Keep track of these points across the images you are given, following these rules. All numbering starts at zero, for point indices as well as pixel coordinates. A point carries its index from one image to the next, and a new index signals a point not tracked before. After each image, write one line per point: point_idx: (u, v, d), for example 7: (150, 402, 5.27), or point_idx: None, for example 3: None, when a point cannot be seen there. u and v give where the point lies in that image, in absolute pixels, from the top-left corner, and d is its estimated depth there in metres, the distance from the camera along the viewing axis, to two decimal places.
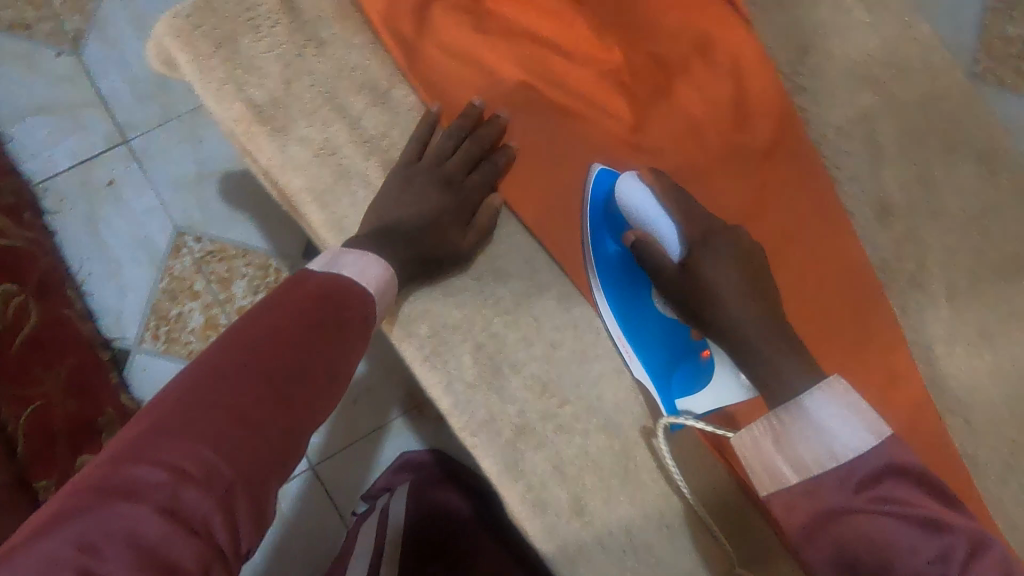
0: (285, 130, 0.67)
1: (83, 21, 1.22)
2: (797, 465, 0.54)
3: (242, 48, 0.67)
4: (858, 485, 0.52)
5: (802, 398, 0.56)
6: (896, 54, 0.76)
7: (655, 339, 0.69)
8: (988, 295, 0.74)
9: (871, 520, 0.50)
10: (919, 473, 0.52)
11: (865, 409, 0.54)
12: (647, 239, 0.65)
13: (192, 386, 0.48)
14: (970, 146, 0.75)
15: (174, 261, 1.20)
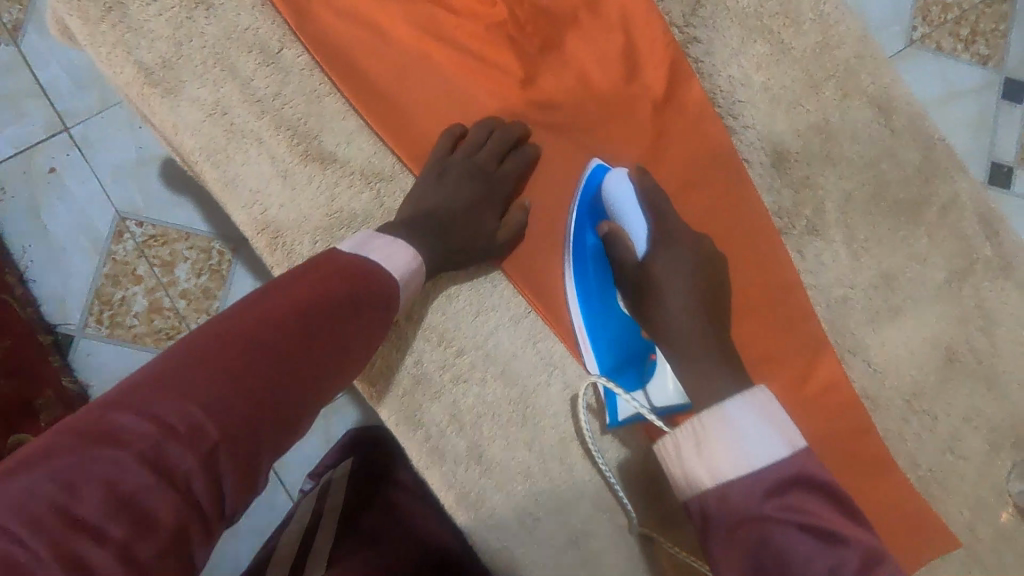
0: (176, 92, 0.68)
1: (22, 12, 1.21)
2: (715, 470, 0.53)
3: (131, 11, 0.68)
4: (769, 493, 0.51)
5: (723, 405, 0.56)
6: (789, 3, 0.77)
7: (613, 334, 0.70)
8: (885, 237, 0.75)
9: (776, 528, 0.49)
10: (826, 488, 0.53)
11: (783, 423, 0.55)
12: (620, 232, 0.67)
13: (200, 340, 0.45)
14: (862, 92, 0.77)
15: (117, 246, 1.21)
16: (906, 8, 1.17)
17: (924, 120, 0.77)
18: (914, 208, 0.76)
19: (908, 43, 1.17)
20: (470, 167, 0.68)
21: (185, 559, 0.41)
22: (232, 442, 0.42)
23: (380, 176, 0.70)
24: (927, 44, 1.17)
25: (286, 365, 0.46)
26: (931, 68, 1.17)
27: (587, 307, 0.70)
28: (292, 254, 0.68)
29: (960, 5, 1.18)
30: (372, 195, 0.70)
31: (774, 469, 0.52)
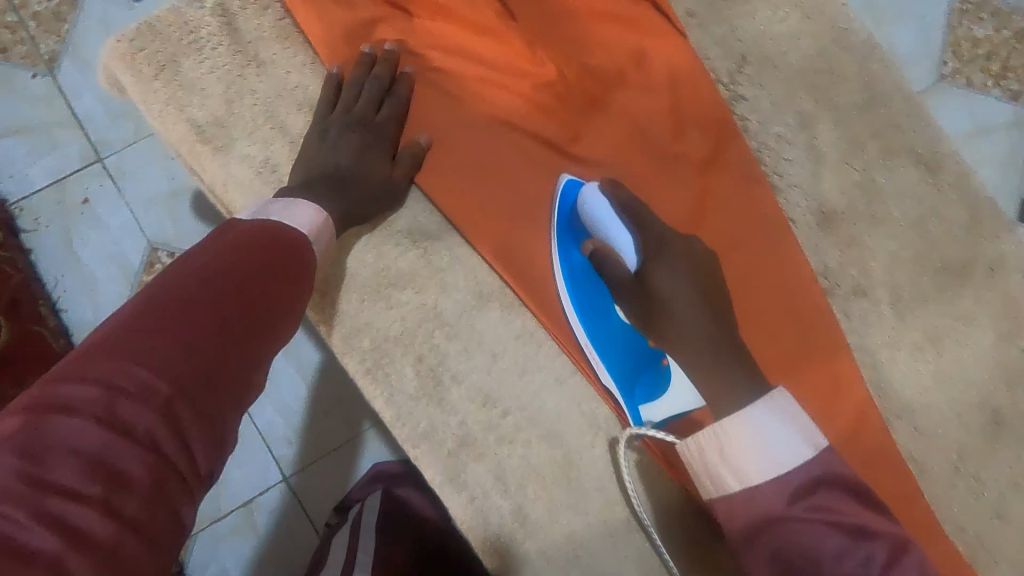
0: (227, 149, 0.69)
1: (59, 43, 1.21)
2: (740, 473, 0.52)
3: (184, 69, 0.68)
4: (792, 495, 0.50)
5: (744, 411, 0.54)
6: (834, 61, 0.76)
7: (620, 348, 0.70)
8: (933, 299, 0.74)
9: (800, 528, 0.48)
10: (848, 479, 0.52)
11: (806, 422, 0.53)
12: (606, 250, 0.67)
13: (128, 307, 0.42)
14: (910, 150, 0.76)
15: (148, 276, 1.20)
16: (936, 44, 1.17)
17: (971, 179, 0.77)
18: (962, 269, 0.75)
19: (938, 78, 1.18)
20: (356, 136, 0.68)
21: (169, 515, 0.39)
22: (186, 393, 0.40)
23: (426, 235, 0.70)
24: (957, 80, 1.17)
25: (228, 317, 0.44)
26: (963, 105, 1.16)
27: (587, 324, 0.70)
28: (339, 313, 0.68)
29: (991, 40, 1.18)
30: (418, 253, 0.70)
31: (795, 471, 0.51)
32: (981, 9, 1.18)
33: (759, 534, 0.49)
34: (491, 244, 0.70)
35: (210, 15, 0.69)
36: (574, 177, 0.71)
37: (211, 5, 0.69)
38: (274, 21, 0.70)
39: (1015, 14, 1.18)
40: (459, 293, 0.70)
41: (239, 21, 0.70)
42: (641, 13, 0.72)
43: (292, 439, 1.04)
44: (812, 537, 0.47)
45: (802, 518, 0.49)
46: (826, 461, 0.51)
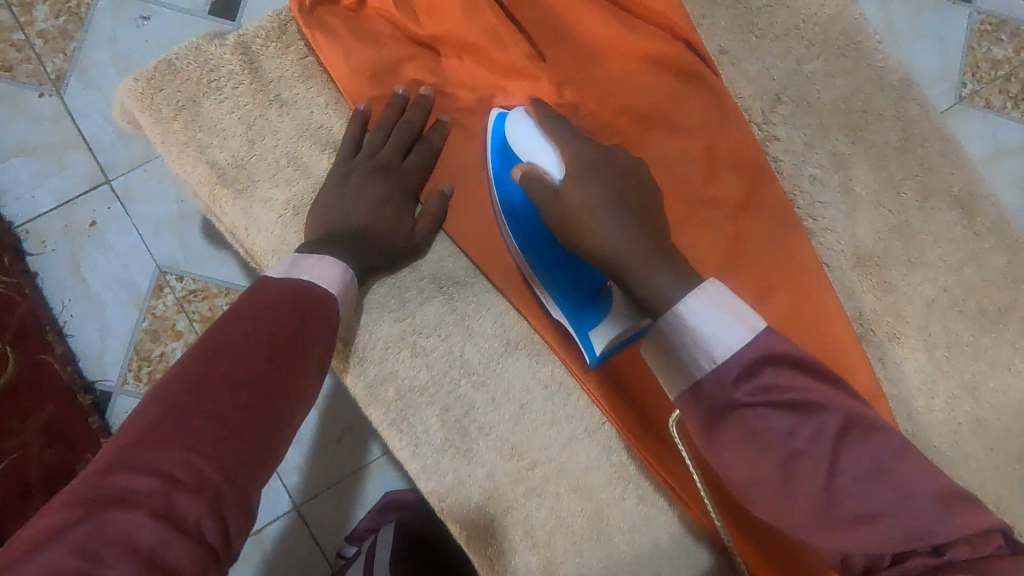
0: (247, 192, 0.66)
1: (66, 61, 1.15)
2: (685, 369, 0.48)
3: (204, 109, 0.66)
4: (735, 376, 0.45)
5: (676, 307, 0.49)
6: (871, 100, 0.74)
7: (565, 274, 0.64)
8: (969, 346, 0.73)
9: (747, 416, 0.45)
10: (795, 352, 0.46)
11: (740, 308, 0.47)
12: (533, 172, 0.60)
13: (172, 389, 0.43)
14: (947, 192, 0.74)
15: (156, 300, 1.15)
16: (954, 65, 1.15)
17: (1008, 221, 0.75)
18: (999, 315, 0.73)
19: (957, 99, 1.15)
20: (378, 183, 0.65)
21: None
22: (233, 479, 0.41)
23: (453, 280, 0.69)
24: (977, 101, 1.15)
25: (271, 397, 0.46)
26: (986, 130, 1.14)
27: (533, 259, 0.65)
28: (364, 361, 0.66)
29: (1011, 61, 1.16)
30: (445, 300, 0.68)
31: (736, 357, 0.45)
32: (1000, 30, 1.16)
33: (714, 430, 0.47)
34: (520, 290, 0.67)
35: (231, 53, 0.67)
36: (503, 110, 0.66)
37: (232, 43, 0.68)
38: (297, 60, 0.68)
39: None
40: (486, 341, 0.68)
41: (261, 60, 0.68)
42: (673, 52, 0.69)
43: (302, 466, 0.99)
44: (760, 425, 0.44)
45: (749, 403, 0.45)
46: (763, 342, 0.46)
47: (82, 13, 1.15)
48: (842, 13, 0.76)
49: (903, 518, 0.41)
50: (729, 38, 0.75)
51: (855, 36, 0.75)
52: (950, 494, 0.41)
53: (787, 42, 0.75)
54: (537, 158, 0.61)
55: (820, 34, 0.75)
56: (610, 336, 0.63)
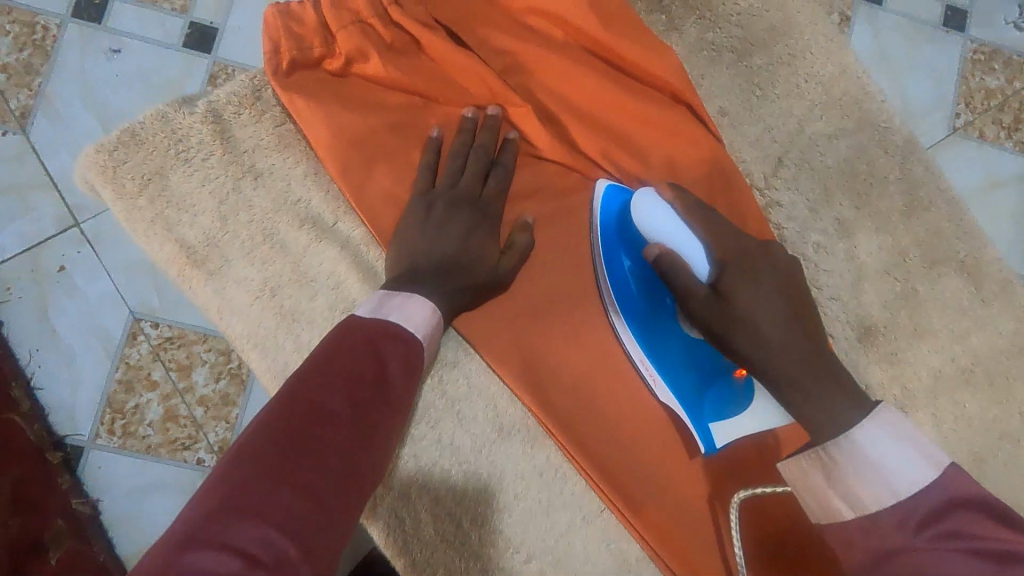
0: (220, 272, 0.62)
1: (31, 96, 0.96)
2: (851, 500, 0.45)
3: (172, 183, 0.62)
4: (919, 521, 0.42)
5: (849, 433, 0.47)
6: (875, 164, 0.72)
7: (680, 356, 0.62)
8: (978, 419, 0.70)
9: (928, 558, 0.41)
10: (984, 496, 0.42)
11: (922, 442, 0.45)
12: (670, 258, 0.57)
13: (257, 453, 0.41)
14: (953, 258, 0.72)
15: (129, 349, 0.96)
16: (947, 96, 1.10)
17: (1016, 287, 0.72)
18: (1008, 385, 0.71)
19: (950, 130, 1.10)
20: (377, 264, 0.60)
21: None
22: (316, 553, 0.38)
23: (443, 362, 0.65)
24: (970, 132, 1.10)
25: (349, 460, 0.43)
26: (996, 162, 1.10)
27: (645, 343, 0.62)
28: None
29: (1004, 90, 1.11)
30: (434, 384, 0.65)
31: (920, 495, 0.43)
32: (993, 59, 1.12)
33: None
34: (514, 370, 0.64)
35: (200, 122, 0.63)
36: (612, 181, 0.63)
37: (202, 111, 0.63)
38: (272, 127, 0.64)
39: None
40: (479, 427, 0.65)
41: (234, 129, 0.63)
42: (673, 116, 0.66)
43: None
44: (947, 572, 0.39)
45: (931, 547, 0.41)
46: (951, 482, 0.43)
47: (49, 47, 0.96)
48: (846, 70, 0.73)
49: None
50: (728, 98, 0.72)
51: (858, 96, 0.73)
52: None
53: (789, 102, 0.72)
54: (673, 242, 0.57)
55: (822, 94, 0.72)
56: (736, 429, 0.60)
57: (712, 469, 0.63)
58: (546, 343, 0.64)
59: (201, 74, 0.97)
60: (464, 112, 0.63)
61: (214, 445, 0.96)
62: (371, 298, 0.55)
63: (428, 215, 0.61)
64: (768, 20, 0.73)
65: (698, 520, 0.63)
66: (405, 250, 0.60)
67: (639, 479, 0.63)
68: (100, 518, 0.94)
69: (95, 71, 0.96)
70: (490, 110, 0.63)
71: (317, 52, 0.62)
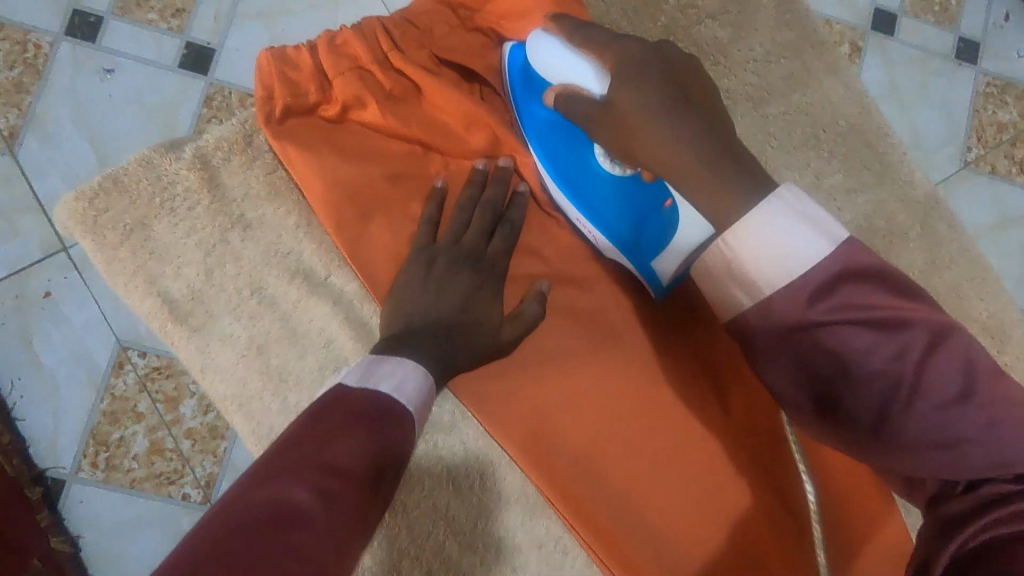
0: (203, 328, 0.59)
1: (20, 117, 0.91)
2: (744, 281, 0.37)
3: (156, 233, 0.58)
4: (809, 292, 0.35)
5: (742, 216, 0.37)
6: (893, 219, 0.69)
7: (609, 199, 0.58)
8: None
9: (824, 335, 0.35)
10: (881, 264, 0.35)
11: (820, 214, 0.36)
12: (568, 92, 0.51)
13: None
14: (975, 319, 0.69)
15: (115, 379, 0.91)
16: (959, 130, 1.07)
17: None
18: None
19: (961, 163, 1.07)
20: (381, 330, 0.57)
21: None
22: None
23: (436, 427, 0.62)
24: (981, 166, 1.07)
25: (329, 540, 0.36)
26: (1011, 200, 1.07)
27: (570, 192, 0.59)
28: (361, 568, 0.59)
29: (1016, 124, 1.08)
30: (428, 448, 0.62)
31: (815, 272, 0.35)
32: (1005, 92, 1.09)
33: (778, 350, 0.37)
34: (514, 442, 0.60)
35: (187, 168, 0.59)
36: (518, 41, 0.60)
37: (189, 156, 0.60)
38: (263, 175, 0.60)
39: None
40: (476, 497, 0.61)
41: (223, 176, 0.60)
42: None
43: None
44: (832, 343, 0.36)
45: (820, 323, 0.35)
46: (844, 253, 0.35)
47: (41, 66, 0.92)
48: (864, 120, 0.70)
49: (991, 448, 0.34)
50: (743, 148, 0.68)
51: (877, 145, 0.70)
52: None
53: (804, 151, 0.69)
54: (572, 77, 0.52)
55: (840, 144, 0.69)
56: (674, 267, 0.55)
57: None
58: (543, 412, 0.61)
59: (197, 96, 0.93)
60: (475, 164, 0.60)
61: (201, 480, 0.91)
62: (359, 364, 0.51)
63: (428, 274, 0.57)
64: (785, 67, 0.70)
65: None
66: (403, 313, 0.56)
67: (649, 558, 0.59)
68: (81, 556, 0.89)
69: (88, 92, 0.92)
70: (502, 161, 0.61)
71: (312, 99, 0.58)
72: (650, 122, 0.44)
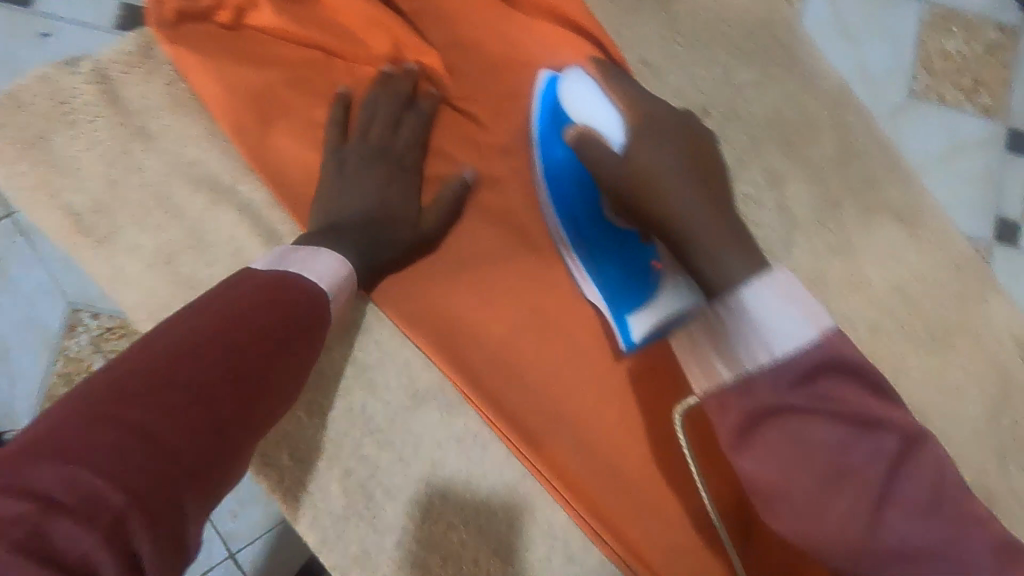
0: (111, 239, 0.59)
1: None
2: (732, 360, 0.38)
3: (58, 147, 0.59)
4: (793, 382, 0.36)
5: (739, 292, 0.38)
6: (804, 111, 0.69)
7: (611, 252, 0.58)
8: (917, 370, 0.68)
9: (798, 422, 0.36)
10: (862, 361, 0.38)
11: (811, 302, 0.37)
12: (593, 133, 0.49)
13: (54, 443, 0.31)
14: (889, 207, 0.69)
15: (67, 341, 0.78)
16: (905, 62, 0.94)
17: (954, 236, 0.71)
18: (947, 336, 0.69)
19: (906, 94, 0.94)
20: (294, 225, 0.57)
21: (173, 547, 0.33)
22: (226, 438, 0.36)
23: (351, 329, 0.62)
24: (929, 95, 0.93)
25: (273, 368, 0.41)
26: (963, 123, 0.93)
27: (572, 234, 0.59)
28: (282, 468, 0.60)
29: (961, 53, 0.95)
30: (345, 351, 0.62)
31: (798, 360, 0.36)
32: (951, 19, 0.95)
33: (750, 432, 0.37)
34: (427, 337, 0.61)
35: (86, 82, 0.60)
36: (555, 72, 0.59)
37: (87, 71, 0.60)
38: (164, 86, 0.60)
39: (983, 24, 0.96)
40: (394, 396, 0.62)
41: (122, 89, 0.60)
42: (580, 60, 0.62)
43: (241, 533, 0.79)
44: (802, 433, 0.36)
45: (804, 409, 0.36)
46: (832, 343, 0.37)
47: None
48: (771, 16, 0.70)
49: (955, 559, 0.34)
50: (650, 45, 0.69)
51: (785, 41, 0.70)
52: (1004, 546, 0.35)
53: (712, 48, 0.69)
54: (597, 122, 0.51)
55: (748, 40, 0.70)
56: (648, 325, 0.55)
57: (648, 420, 0.61)
58: (450, 303, 0.61)
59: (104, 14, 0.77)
60: (381, 68, 0.60)
61: None
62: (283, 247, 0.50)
63: (340, 171, 0.58)
64: None
65: (625, 487, 0.60)
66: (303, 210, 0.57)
67: (559, 437, 0.61)
68: None
69: None
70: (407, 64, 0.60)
71: (205, 3, 0.58)
72: (664, 179, 0.45)
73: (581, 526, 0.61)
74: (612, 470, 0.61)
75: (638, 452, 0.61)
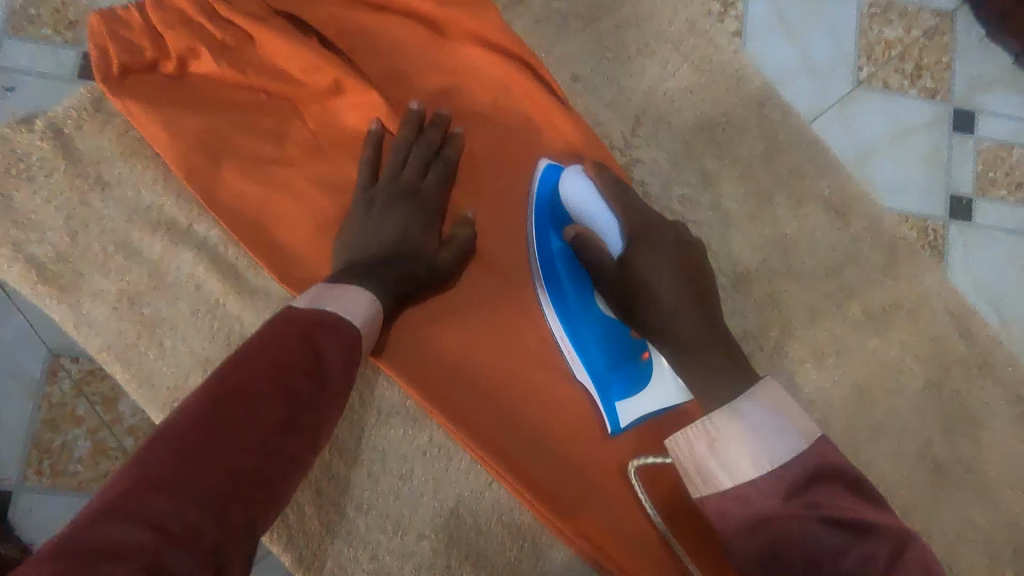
0: (74, 286, 0.62)
1: None
2: (733, 469, 0.44)
3: (18, 203, 0.62)
4: (787, 492, 0.42)
5: (732, 406, 0.46)
6: (731, 113, 0.73)
7: (600, 337, 0.63)
8: (857, 350, 0.71)
9: (797, 526, 0.40)
10: (844, 467, 0.44)
11: (795, 413, 0.46)
12: (591, 236, 0.59)
13: (142, 488, 0.37)
14: (820, 198, 0.73)
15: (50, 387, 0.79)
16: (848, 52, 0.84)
17: (885, 220, 0.74)
18: (885, 316, 0.72)
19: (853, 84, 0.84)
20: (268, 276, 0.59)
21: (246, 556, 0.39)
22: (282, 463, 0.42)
23: None
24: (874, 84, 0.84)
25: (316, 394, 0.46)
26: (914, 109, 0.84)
27: (562, 320, 0.63)
28: None
29: (903, 39, 0.85)
30: None
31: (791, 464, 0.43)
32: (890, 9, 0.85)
33: (752, 533, 0.42)
34: (398, 366, 0.61)
35: (41, 139, 0.62)
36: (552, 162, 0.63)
37: (41, 127, 0.63)
38: (116, 137, 0.63)
39: (922, 10, 0.86)
40: (358, 415, 0.65)
41: (77, 142, 0.63)
42: (511, 84, 0.65)
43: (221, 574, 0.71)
44: (790, 527, 0.41)
45: (801, 515, 0.41)
46: (820, 453, 0.44)
47: None
48: (693, 26, 0.74)
49: None
50: (580, 63, 0.73)
51: (708, 49, 0.74)
52: None
53: (640, 61, 0.73)
54: (597, 228, 0.60)
55: (672, 50, 0.73)
56: (638, 411, 0.62)
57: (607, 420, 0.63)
58: (403, 323, 0.62)
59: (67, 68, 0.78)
60: (369, 126, 0.62)
61: None
62: (313, 290, 0.52)
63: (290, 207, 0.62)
64: None
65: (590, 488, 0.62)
66: None
67: (524, 445, 0.62)
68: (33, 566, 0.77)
69: None
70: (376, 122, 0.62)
71: (149, 56, 0.61)
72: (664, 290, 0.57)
73: (551, 527, 0.63)
74: (577, 471, 0.62)
75: (602, 454, 0.63)
